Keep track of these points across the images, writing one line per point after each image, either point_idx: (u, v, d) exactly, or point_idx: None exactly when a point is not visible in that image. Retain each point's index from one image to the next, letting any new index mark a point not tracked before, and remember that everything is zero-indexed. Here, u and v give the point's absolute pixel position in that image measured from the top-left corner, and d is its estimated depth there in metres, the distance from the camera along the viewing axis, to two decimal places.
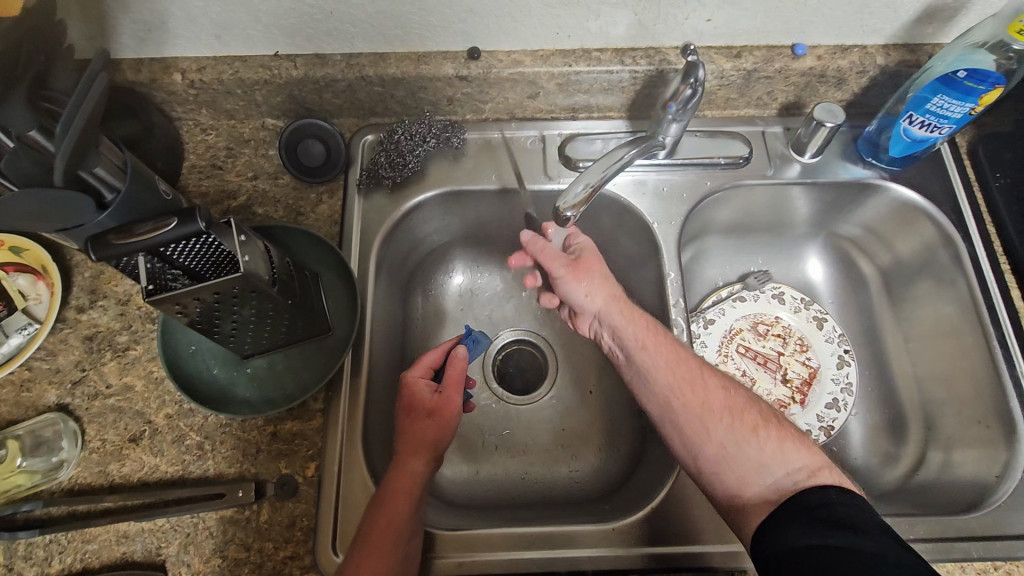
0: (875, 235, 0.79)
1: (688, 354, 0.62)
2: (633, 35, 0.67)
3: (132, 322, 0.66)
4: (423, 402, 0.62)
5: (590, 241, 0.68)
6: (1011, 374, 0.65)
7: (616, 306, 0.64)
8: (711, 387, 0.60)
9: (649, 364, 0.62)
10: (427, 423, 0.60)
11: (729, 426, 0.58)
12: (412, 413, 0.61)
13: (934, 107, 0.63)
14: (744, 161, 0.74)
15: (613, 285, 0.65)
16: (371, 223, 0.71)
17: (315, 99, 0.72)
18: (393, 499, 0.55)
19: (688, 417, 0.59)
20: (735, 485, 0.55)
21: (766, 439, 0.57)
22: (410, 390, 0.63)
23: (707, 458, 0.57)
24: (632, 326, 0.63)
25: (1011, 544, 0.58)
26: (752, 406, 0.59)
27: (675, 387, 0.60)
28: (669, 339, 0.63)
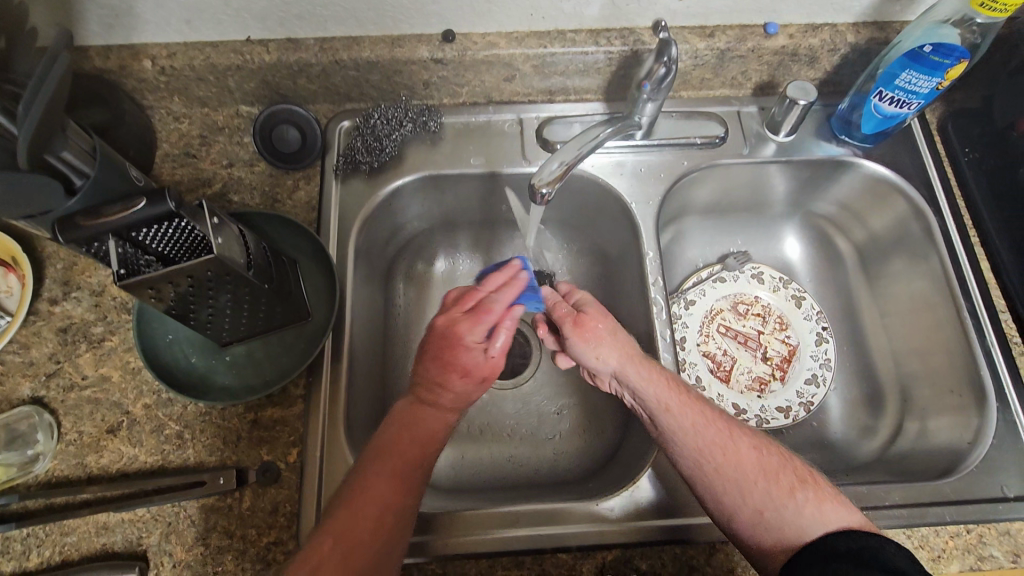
0: (850, 212, 0.80)
1: (714, 413, 0.58)
2: (606, 15, 0.67)
3: (107, 312, 0.65)
4: (478, 367, 0.55)
5: (590, 296, 0.66)
6: (982, 345, 0.67)
7: (632, 364, 0.59)
8: (742, 447, 0.55)
9: (674, 426, 0.57)
10: (471, 386, 0.55)
11: (765, 489, 0.53)
12: (462, 376, 0.54)
13: (903, 82, 0.64)
14: (720, 140, 0.74)
15: (625, 341, 0.61)
16: (350, 209, 0.71)
17: (289, 85, 0.71)
18: (380, 466, 0.52)
19: (721, 482, 0.54)
20: (772, 546, 0.52)
21: (805, 500, 0.52)
22: (466, 353, 0.54)
23: (744, 524, 0.53)
24: (653, 387, 0.58)
25: (983, 507, 0.59)
26: (786, 464, 0.55)
27: (703, 449, 0.55)
28: (691, 395, 0.59)
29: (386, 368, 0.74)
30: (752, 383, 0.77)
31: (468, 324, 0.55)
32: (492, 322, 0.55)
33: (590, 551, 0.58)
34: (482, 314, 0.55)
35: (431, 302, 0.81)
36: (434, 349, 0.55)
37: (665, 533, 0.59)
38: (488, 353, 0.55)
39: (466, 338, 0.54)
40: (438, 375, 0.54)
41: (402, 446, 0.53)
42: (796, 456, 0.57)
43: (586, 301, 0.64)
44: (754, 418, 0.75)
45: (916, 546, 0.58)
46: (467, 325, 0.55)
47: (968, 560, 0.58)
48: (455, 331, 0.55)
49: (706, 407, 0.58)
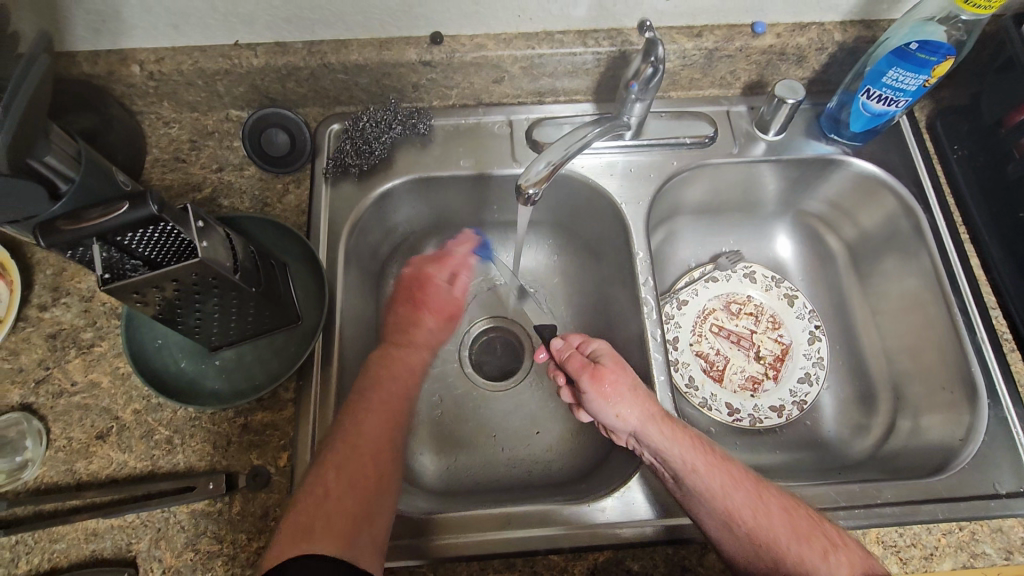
0: (840, 210, 0.80)
1: (740, 473, 0.57)
2: (594, 17, 0.67)
3: (97, 318, 0.65)
4: (443, 299, 0.75)
5: (606, 346, 0.66)
6: (973, 342, 0.66)
7: (652, 424, 0.58)
8: (770, 509, 0.55)
9: (701, 489, 0.56)
10: (442, 321, 0.74)
11: (797, 554, 0.52)
12: (429, 309, 0.74)
13: (890, 80, 0.64)
14: (709, 140, 0.75)
15: (645, 398, 0.60)
16: (339, 212, 0.70)
17: (278, 89, 0.71)
18: (368, 420, 0.60)
19: (753, 547, 0.53)
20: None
21: (838, 563, 0.51)
22: (433, 286, 0.75)
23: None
24: (677, 448, 0.57)
25: (974, 505, 0.59)
26: (815, 524, 0.54)
27: (731, 514, 0.54)
28: (715, 455, 0.58)
29: None
30: (746, 382, 0.77)
31: (434, 267, 0.76)
32: (453, 269, 0.77)
33: (582, 552, 0.58)
34: (445, 260, 0.77)
35: None
36: (408, 293, 0.74)
37: (657, 534, 0.59)
38: (452, 290, 0.76)
39: (434, 277, 0.75)
40: (413, 313, 0.73)
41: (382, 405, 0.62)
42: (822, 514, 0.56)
43: (604, 352, 0.65)
44: (747, 417, 0.75)
45: (908, 544, 0.58)
46: (434, 267, 0.76)
47: (959, 557, 0.57)
48: (425, 273, 0.75)
49: (731, 468, 0.57)
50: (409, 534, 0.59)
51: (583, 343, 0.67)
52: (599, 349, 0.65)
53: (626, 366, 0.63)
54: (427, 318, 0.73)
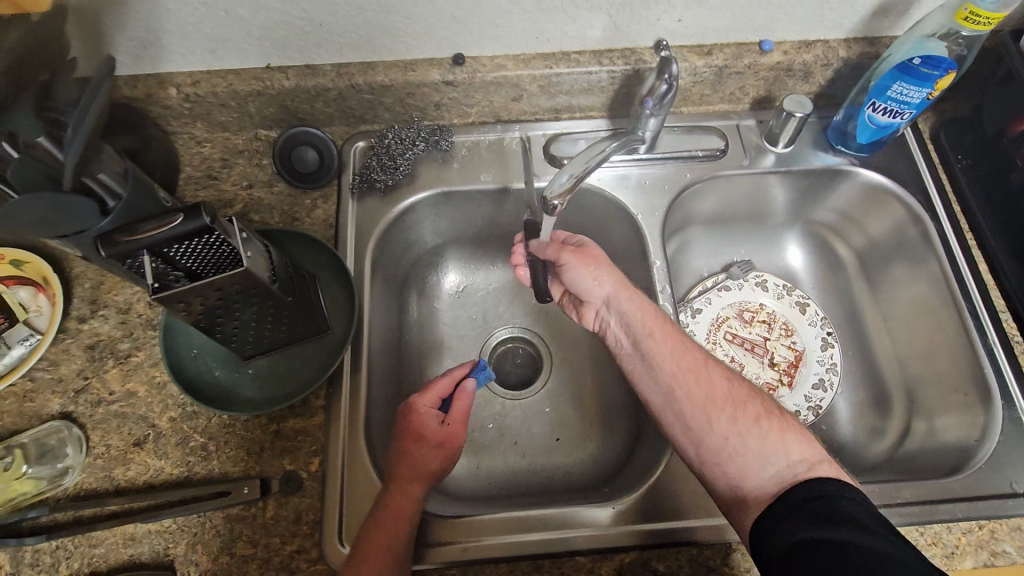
0: (848, 219, 0.83)
1: (693, 346, 0.64)
2: (609, 37, 0.71)
3: (134, 329, 0.67)
4: (432, 431, 0.62)
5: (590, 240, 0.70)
6: (983, 341, 0.68)
7: (620, 295, 0.65)
8: (715, 377, 0.62)
9: (655, 351, 0.63)
10: (434, 454, 0.61)
11: (731, 414, 0.59)
12: (419, 441, 0.62)
13: (894, 93, 0.67)
14: (720, 153, 0.77)
15: (619, 273, 0.67)
16: (365, 225, 0.73)
17: (307, 109, 0.74)
18: (368, 544, 0.55)
19: (692, 406, 0.60)
20: (735, 468, 0.57)
21: (769, 429, 0.58)
22: (416, 416, 0.63)
23: (711, 448, 0.58)
24: (641, 315, 0.65)
25: (992, 504, 0.60)
26: (755, 396, 0.61)
27: (679, 374, 0.62)
28: (673, 328, 0.65)
29: (402, 379, 0.76)
30: (761, 389, 0.79)
31: (421, 394, 0.65)
32: (441, 392, 0.66)
33: (608, 553, 0.59)
34: (429, 386, 0.66)
35: (444, 315, 0.84)
36: (399, 432, 0.62)
37: (682, 535, 0.60)
38: (443, 423, 0.63)
39: (419, 405, 0.64)
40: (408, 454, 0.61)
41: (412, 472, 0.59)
42: (766, 393, 0.63)
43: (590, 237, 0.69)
44: None
45: (929, 543, 0.59)
46: (419, 396, 0.66)
47: (980, 556, 0.58)
48: (412, 406, 0.64)
49: (687, 340, 0.65)
50: (437, 541, 0.60)
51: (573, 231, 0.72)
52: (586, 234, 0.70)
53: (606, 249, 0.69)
54: (417, 451, 0.61)
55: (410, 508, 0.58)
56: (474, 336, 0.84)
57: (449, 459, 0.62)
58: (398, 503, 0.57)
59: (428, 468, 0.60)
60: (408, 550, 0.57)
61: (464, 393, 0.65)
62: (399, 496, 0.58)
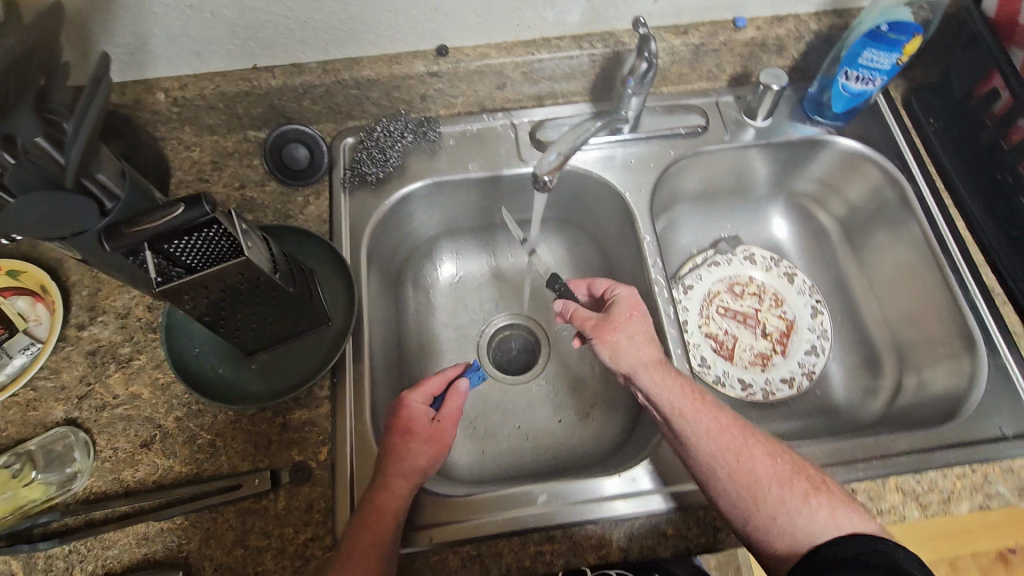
0: (828, 188, 0.85)
1: (729, 419, 0.60)
2: (587, 22, 0.72)
3: (134, 332, 0.68)
4: (422, 427, 0.62)
5: (626, 297, 0.68)
6: (966, 296, 0.70)
7: (646, 366, 0.62)
8: (756, 454, 0.58)
9: (688, 430, 0.59)
10: (423, 449, 0.60)
11: (778, 495, 0.55)
12: (408, 436, 0.60)
13: (865, 61, 0.69)
14: (702, 129, 0.79)
15: (643, 349, 0.64)
16: (358, 218, 0.74)
17: (295, 108, 0.75)
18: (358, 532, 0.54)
19: (733, 487, 0.56)
20: (786, 548, 0.54)
21: (818, 506, 0.54)
22: (407, 411, 0.62)
23: (759, 529, 0.55)
24: (668, 393, 0.61)
25: (984, 448, 0.62)
26: (799, 470, 0.57)
27: (718, 454, 0.57)
28: (706, 400, 0.61)
29: (403, 370, 0.77)
30: (755, 358, 0.81)
31: (414, 390, 0.65)
32: (434, 391, 0.66)
33: (618, 521, 0.60)
34: (424, 381, 0.66)
35: (441, 305, 0.85)
36: (390, 426, 0.62)
37: (688, 498, 0.61)
38: (434, 419, 0.63)
39: (411, 400, 0.64)
40: (398, 447, 0.60)
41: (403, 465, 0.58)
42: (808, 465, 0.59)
43: (621, 300, 0.68)
44: (760, 391, 0.78)
45: (925, 489, 0.61)
46: (411, 392, 0.65)
47: (975, 499, 0.61)
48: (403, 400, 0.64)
49: (722, 412, 0.61)
50: (448, 522, 0.60)
51: (608, 288, 0.71)
52: (619, 292, 0.69)
53: (638, 311, 0.67)
54: (407, 447, 0.60)
55: (398, 505, 0.57)
56: (473, 324, 0.85)
57: (438, 458, 0.61)
58: (388, 500, 0.56)
59: (413, 466, 0.59)
60: (396, 540, 0.56)
61: (456, 392, 0.65)
62: (388, 492, 0.57)
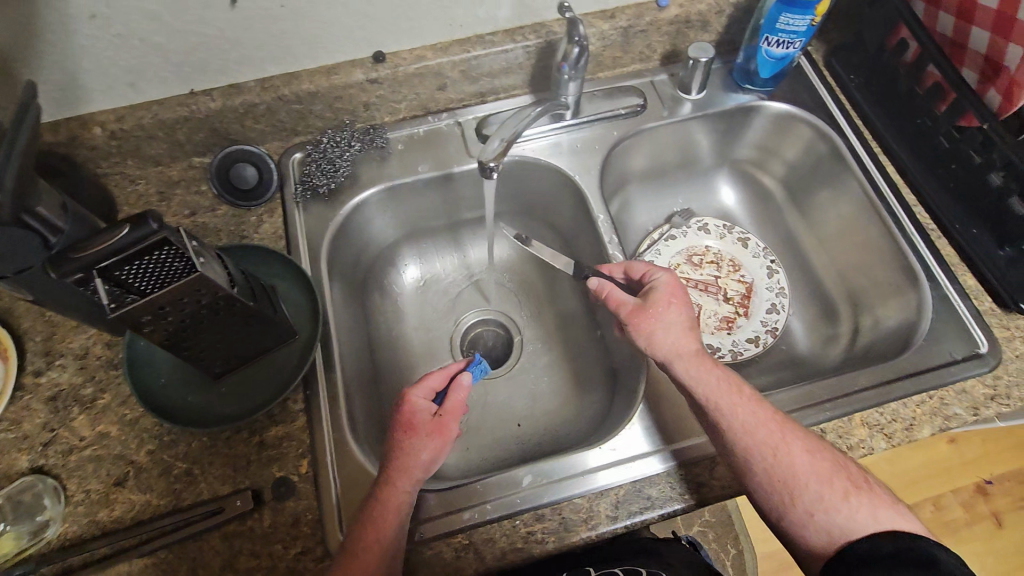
0: (767, 151, 0.89)
1: (769, 413, 0.60)
2: (518, 15, 0.74)
3: (95, 372, 0.66)
4: (424, 423, 0.60)
5: (664, 280, 0.68)
6: (904, 237, 0.74)
7: (684, 357, 0.63)
8: (795, 451, 0.57)
9: (722, 423, 0.60)
10: (433, 449, 0.59)
11: (818, 492, 0.55)
12: (410, 431, 0.59)
13: (783, 25, 0.73)
14: (641, 109, 0.82)
15: (680, 338, 0.64)
16: (315, 231, 0.74)
17: (238, 129, 0.75)
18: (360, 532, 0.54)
19: (768, 479, 0.57)
20: (820, 542, 0.55)
21: (859, 505, 0.55)
22: (408, 406, 0.61)
23: (794, 522, 0.56)
24: (706, 384, 0.61)
25: (938, 373, 0.65)
26: (841, 468, 0.57)
27: (755, 450, 0.57)
28: (745, 395, 0.61)
29: (377, 378, 0.77)
30: (721, 323, 0.83)
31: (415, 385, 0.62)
32: (435, 387, 0.64)
33: (605, 491, 0.61)
34: (428, 376, 0.64)
35: (409, 310, 0.85)
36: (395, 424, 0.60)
37: (670, 459, 0.63)
38: (436, 414, 0.61)
39: (414, 397, 0.61)
40: (402, 443, 0.59)
41: (409, 463, 0.58)
42: (850, 461, 0.59)
43: (659, 285, 0.67)
44: (728, 353, 0.81)
45: (889, 420, 0.63)
46: (414, 387, 0.63)
47: (936, 422, 0.64)
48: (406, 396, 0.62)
49: (762, 407, 0.60)
50: (444, 514, 0.60)
51: (646, 271, 0.70)
52: (658, 278, 0.68)
53: (676, 297, 0.66)
54: (410, 442, 0.59)
55: (402, 500, 0.56)
56: (442, 325, 0.86)
57: (439, 451, 0.60)
58: (389, 496, 0.56)
59: (417, 461, 0.58)
60: (400, 534, 0.56)
61: (459, 387, 0.62)
62: (390, 491, 0.56)
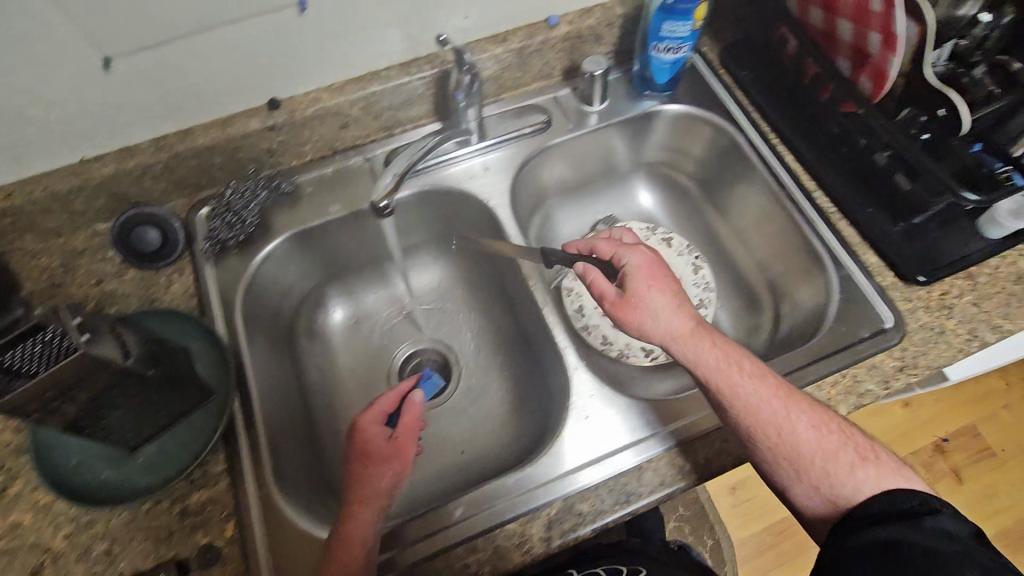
0: (676, 151, 0.91)
1: (775, 387, 0.60)
2: (410, 48, 0.75)
3: (3, 460, 0.63)
4: (378, 449, 0.60)
5: (635, 268, 0.68)
6: (806, 221, 0.77)
7: (678, 339, 0.64)
8: (800, 427, 0.58)
9: (725, 404, 0.60)
10: (394, 472, 0.59)
11: (824, 467, 0.56)
12: (366, 460, 0.60)
13: (667, 33, 0.76)
14: (546, 125, 0.84)
15: (669, 321, 0.64)
16: (228, 285, 0.73)
17: (138, 190, 0.74)
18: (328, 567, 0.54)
19: (776, 457, 0.58)
20: (826, 511, 0.56)
21: (866, 476, 0.56)
22: (361, 434, 0.61)
23: (799, 494, 0.58)
24: (702, 364, 0.62)
25: (848, 352, 0.68)
26: (846, 441, 0.57)
27: (758, 429, 0.58)
28: (748, 371, 0.60)
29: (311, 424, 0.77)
30: None
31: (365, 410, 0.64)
32: (387, 409, 0.65)
33: (537, 512, 0.61)
34: (378, 400, 0.66)
35: (340, 350, 0.85)
36: (354, 453, 0.61)
37: (601, 474, 0.63)
38: (393, 436, 0.62)
39: (363, 422, 0.63)
40: (361, 471, 0.59)
41: (365, 492, 0.57)
42: (857, 429, 0.59)
43: (631, 272, 0.67)
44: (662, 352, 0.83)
45: None
46: (365, 414, 0.64)
47: (849, 401, 0.66)
48: (359, 423, 0.63)
49: (767, 380, 0.60)
50: (421, 538, 0.61)
51: (616, 255, 0.70)
52: (630, 260, 0.68)
53: (658, 278, 0.67)
54: (365, 471, 0.59)
55: (365, 531, 0.56)
56: (376, 361, 0.85)
57: (399, 475, 0.60)
58: (351, 529, 0.55)
59: (376, 488, 0.58)
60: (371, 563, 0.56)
61: (412, 403, 0.65)
62: (354, 522, 0.56)
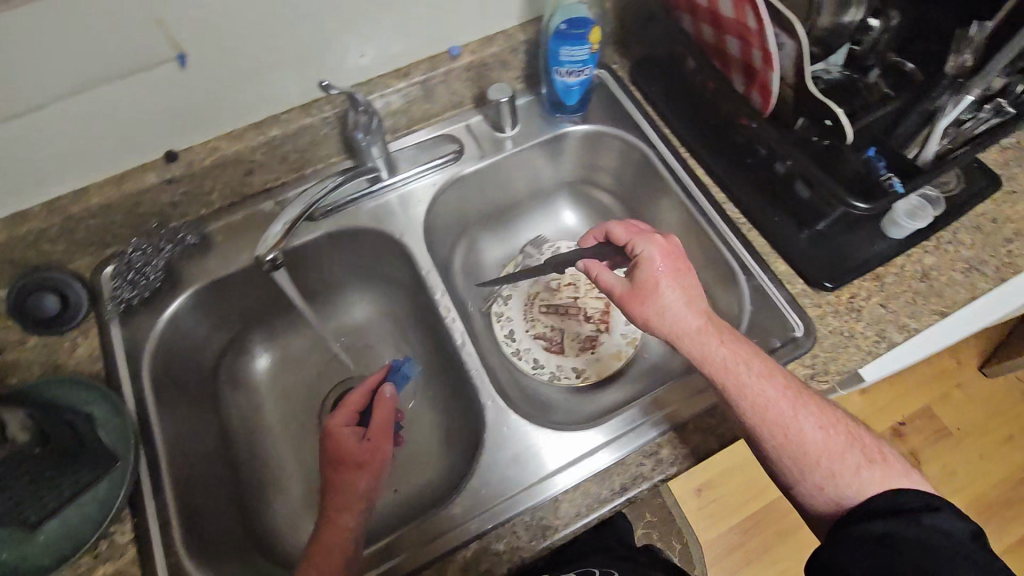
0: (592, 168, 0.92)
1: (786, 386, 0.58)
2: (308, 90, 0.74)
3: None
4: (353, 451, 0.65)
5: (648, 260, 0.65)
6: (716, 232, 0.78)
7: (688, 334, 0.62)
8: (807, 429, 0.56)
9: (733, 401, 0.59)
10: (368, 472, 0.64)
11: (831, 469, 0.55)
12: (341, 465, 0.64)
13: (566, 57, 0.76)
14: (458, 153, 0.84)
15: (680, 316, 0.62)
16: (137, 344, 0.71)
17: (36, 254, 0.72)
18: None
19: (782, 457, 0.57)
20: (830, 512, 0.55)
21: (872, 479, 0.54)
22: (335, 439, 0.66)
23: (802, 494, 0.57)
24: (713, 361, 0.60)
25: None
26: (853, 442, 0.56)
27: (764, 428, 0.57)
28: (760, 368, 0.59)
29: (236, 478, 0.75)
30: (585, 343, 0.85)
31: (338, 412, 0.70)
32: (356, 408, 0.71)
33: (449, 556, 0.61)
34: (342, 405, 0.71)
35: (266, 397, 0.84)
36: (330, 457, 0.65)
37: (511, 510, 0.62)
38: (365, 437, 0.67)
39: (336, 425, 0.68)
40: (341, 480, 0.63)
41: (345, 498, 0.62)
42: (865, 430, 0.58)
43: (644, 262, 0.65)
44: (594, 373, 0.82)
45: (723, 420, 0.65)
46: (336, 416, 0.70)
47: None
48: (331, 429, 0.67)
49: (776, 380, 0.59)
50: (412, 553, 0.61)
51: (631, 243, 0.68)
52: (645, 249, 0.66)
53: (674, 269, 0.64)
54: (342, 476, 0.63)
55: (345, 537, 0.59)
56: (305, 405, 0.84)
57: (376, 476, 0.64)
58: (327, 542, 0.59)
59: (355, 492, 0.62)
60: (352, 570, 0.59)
61: (384, 400, 0.70)
62: (330, 533, 0.59)
